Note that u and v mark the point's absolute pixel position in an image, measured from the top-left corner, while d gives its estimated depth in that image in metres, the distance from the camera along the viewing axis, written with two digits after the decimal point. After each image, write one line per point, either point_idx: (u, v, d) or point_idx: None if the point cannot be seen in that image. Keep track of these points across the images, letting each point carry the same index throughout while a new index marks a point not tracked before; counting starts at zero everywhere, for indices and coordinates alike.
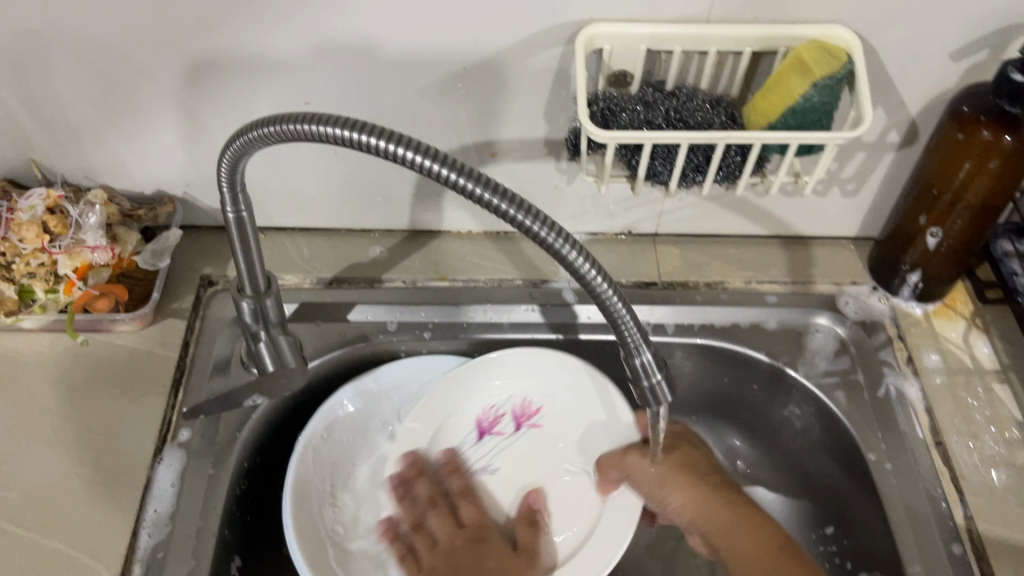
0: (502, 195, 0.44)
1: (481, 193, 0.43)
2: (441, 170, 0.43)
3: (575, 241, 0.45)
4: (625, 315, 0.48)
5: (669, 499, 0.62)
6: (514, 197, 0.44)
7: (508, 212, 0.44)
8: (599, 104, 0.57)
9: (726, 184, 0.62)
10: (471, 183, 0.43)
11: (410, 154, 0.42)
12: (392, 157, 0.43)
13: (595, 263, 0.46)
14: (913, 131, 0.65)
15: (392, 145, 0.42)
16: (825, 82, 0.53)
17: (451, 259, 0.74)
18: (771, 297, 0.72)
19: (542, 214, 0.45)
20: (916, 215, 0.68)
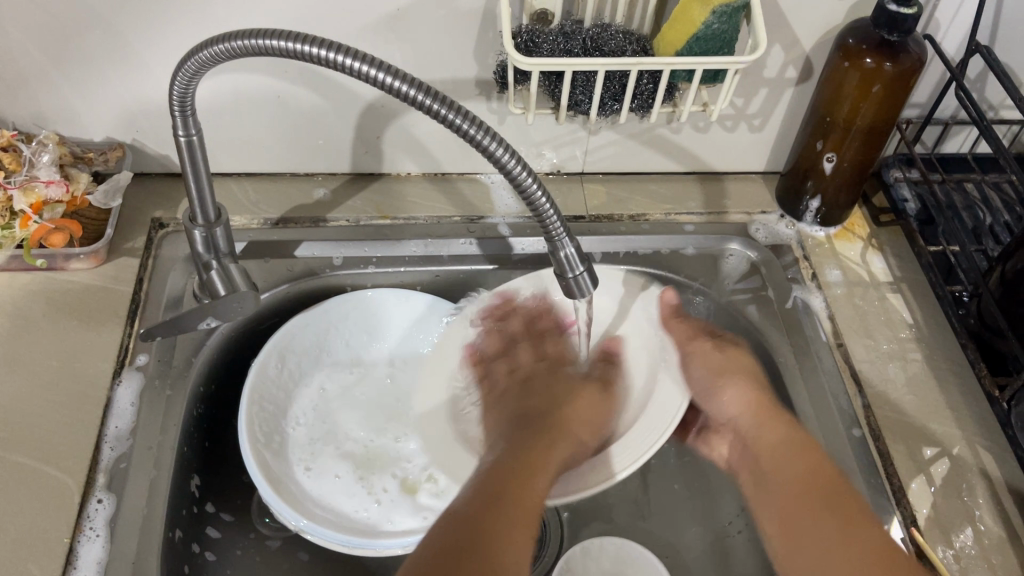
0: (433, 96, 0.49)
1: (413, 94, 0.49)
2: (376, 73, 0.48)
3: (502, 139, 0.51)
4: (549, 209, 0.53)
5: (725, 395, 0.67)
6: (443, 98, 0.50)
7: (439, 111, 0.50)
8: (521, 36, 0.63)
9: (643, 112, 0.68)
10: (403, 85, 0.49)
11: (348, 60, 0.48)
12: (332, 65, 0.49)
13: (521, 159, 0.51)
14: (808, 66, 0.73)
15: (330, 53, 0.48)
16: (723, 10, 0.60)
17: (392, 199, 0.78)
18: (688, 226, 0.79)
19: (468, 113, 0.50)
20: (814, 144, 0.74)
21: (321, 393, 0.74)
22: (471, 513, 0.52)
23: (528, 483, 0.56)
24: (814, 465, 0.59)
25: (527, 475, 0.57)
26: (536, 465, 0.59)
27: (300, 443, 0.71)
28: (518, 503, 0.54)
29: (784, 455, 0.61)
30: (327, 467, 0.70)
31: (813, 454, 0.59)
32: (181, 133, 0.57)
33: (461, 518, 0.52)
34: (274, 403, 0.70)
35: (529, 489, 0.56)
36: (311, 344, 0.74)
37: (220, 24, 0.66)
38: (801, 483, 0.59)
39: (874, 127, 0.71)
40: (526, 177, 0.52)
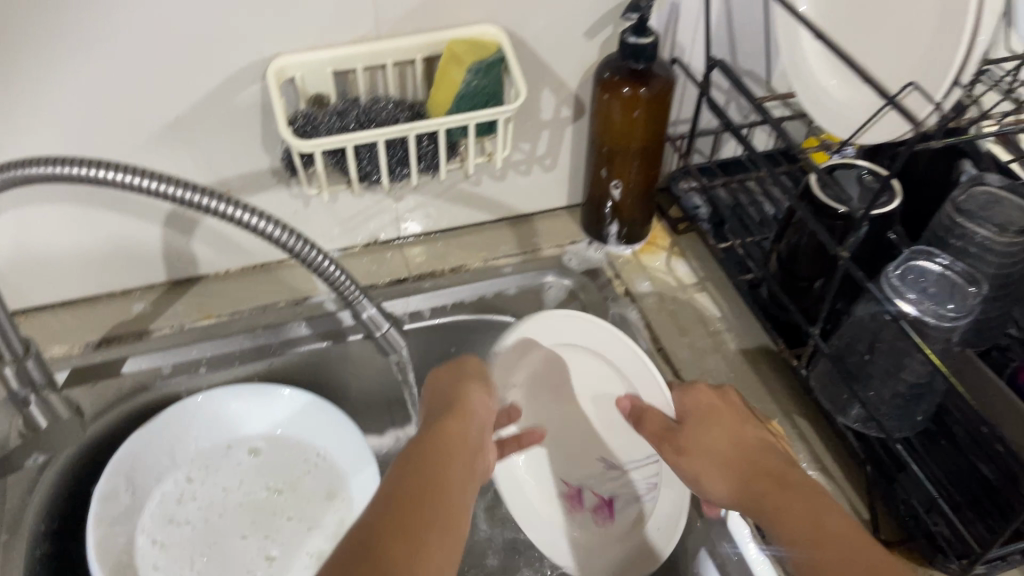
0: (204, 193, 0.55)
1: (186, 195, 0.54)
2: (146, 182, 0.53)
3: (277, 220, 0.59)
4: (337, 275, 0.63)
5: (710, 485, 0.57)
6: (216, 192, 0.56)
7: (216, 206, 0.56)
8: (299, 121, 0.66)
9: (432, 172, 0.72)
10: (174, 189, 0.54)
11: (117, 175, 0.52)
12: (103, 182, 0.52)
13: (300, 237, 0.60)
14: (579, 103, 0.80)
15: (98, 171, 0.51)
16: (476, 66, 0.66)
17: (214, 298, 0.79)
18: (505, 268, 0.83)
19: (243, 203, 0.57)
20: (600, 172, 0.81)
21: (178, 487, 0.75)
22: (398, 487, 0.50)
23: (456, 448, 0.55)
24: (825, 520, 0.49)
25: (446, 442, 0.55)
26: (447, 481, 0.52)
27: (168, 548, 0.71)
28: (432, 488, 0.50)
29: (808, 531, 0.49)
30: (210, 553, 0.72)
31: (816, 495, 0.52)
32: None
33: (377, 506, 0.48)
34: (147, 563, 0.70)
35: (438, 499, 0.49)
36: (148, 460, 0.72)
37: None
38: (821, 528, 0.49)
39: (645, 146, 0.78)
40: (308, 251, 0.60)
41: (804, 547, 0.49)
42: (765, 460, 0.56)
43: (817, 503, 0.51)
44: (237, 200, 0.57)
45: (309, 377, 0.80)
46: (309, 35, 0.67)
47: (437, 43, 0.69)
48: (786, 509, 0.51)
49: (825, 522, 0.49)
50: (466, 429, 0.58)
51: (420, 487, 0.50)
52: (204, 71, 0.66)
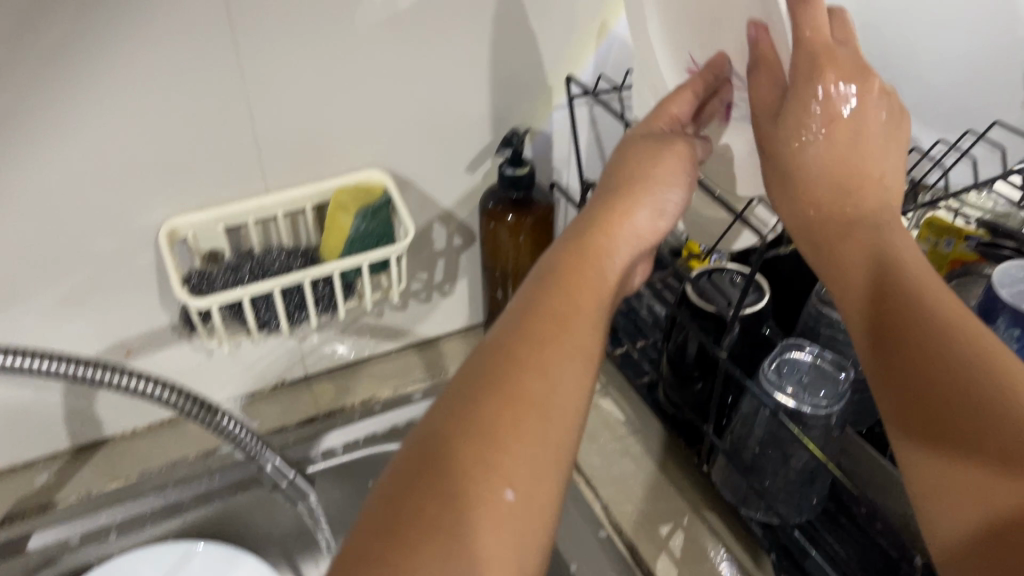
0: (92, 365, 0.56)
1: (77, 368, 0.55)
2: (33, 360, 0.53)
3: (157, 380, 0.61)
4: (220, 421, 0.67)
5: (794, 132, 0.47)
6: (101, 363, 0.57)
7: (103, 376, 0.57)
8: (194, 279, 0.68)
9: (332, 313, 0.74)
10: (63, 363, 0.54)
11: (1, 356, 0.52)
12: None
13: (183, 394, 0.63)
14: (469, 231, 0.84)
15: None
16: (364, 213, 0.70)
17: (122, 460, 0.78)
18: (416, 395, 0.85)
19: (125, 369, 0.59)
20: (496, 294, 0.85)
21: None
22: (500, 341, 0.43)
23: (560, 322, 0.44)
24: (942, 369, 0.38)
25: (554, 309, 0.45)
26: (555, 355, 0.43)
27: None
28: (523, 391, 0.41)
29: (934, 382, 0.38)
30: None
31: (968, 331, 0.38)
32: None
33: (474, 362, 0.42)
34: None
35: (552, 351, 0.43)
36: None
37: None
38: (949, 343, 0.38)
39: (532, 266, 0.83)
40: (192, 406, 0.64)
41: (920, 401, 0.38)
42: (861, 179, 0.46)
43: (951, 335, 0.38)
44: (121, 367, 0.58)
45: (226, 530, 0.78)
46: (200, 197, 0.70)
47: (323, 192, 0.73)
48: (892, 307, 0.41)
49: (954, 393, 0.37)
50: (587, 295, 0.46)
51: (532, 338, 0.43)
52: (98, 240, 0.67)
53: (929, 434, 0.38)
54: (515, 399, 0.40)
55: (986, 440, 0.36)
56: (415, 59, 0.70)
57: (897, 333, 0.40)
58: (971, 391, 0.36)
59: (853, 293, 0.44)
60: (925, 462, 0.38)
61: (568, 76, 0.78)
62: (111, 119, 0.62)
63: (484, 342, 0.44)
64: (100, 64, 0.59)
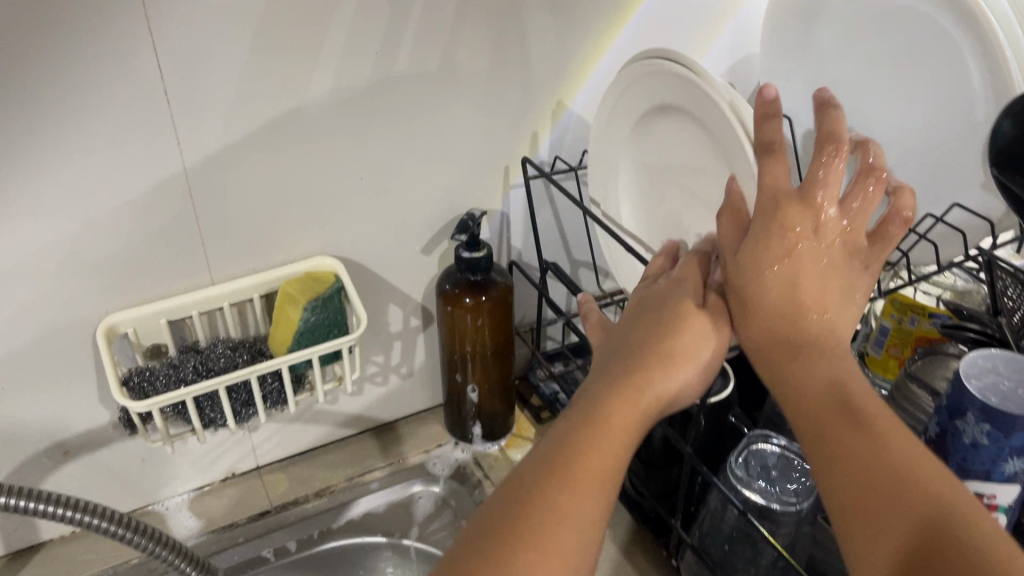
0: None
1: None
2: None
3: (73, 499, 0.57)
4: (148, 542, 0.62)
5: (764, 263, 0.51)
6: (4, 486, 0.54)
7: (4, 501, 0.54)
8: (133, 378, 0.64)
9: (283, 407, 0.71)
10: None
11: None
12: None
13: (105, 514, 0.59)
14: (426, 312, 0.82)
15: None
16: (313, 304, 0.66)
17: (59, 566, 0.73)
18: (373, 483, 0.81)
19: (32, 491, 0.55)
20: (456, 376, 0.82)
21: None
22: (547, 465, 0.42)
23: (602, 443, 0.43)
24: (871, 468, 0.41)
25: (603, 433, 0.44)
26: (592, 479, 0.42)
27: None
28: (553, 515, 0.40)
29: (867, 481, 0.40)
30: None
31: (898, 439, 0.41)
32: None
33: (516, 485, 0.41)
34: None
35: (594, 473, 0.42)
36: None
37: None
38: (878, 450, 0.41)
39: (493, 349, 0.80)
40: (116, 526, 0.59)
41: (858, 499, 0.40)
42: (814, 306, 0.50)
43: (884, 439, 0.42)
44: (27, 489, 0.55)
45: None
46: (140, 289, 0.66)
47: (272, 279, 0.70)
48: (834, 413, 0.44)
49: (880, 497, 0.39)
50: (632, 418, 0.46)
51: (575, 459, 0.42)
52: (30, 337, 0.64)
53: (849, 527, 0.40)
54: (535, 523, 0.39)
55: (887, 533, 0.38)
56: (367, 143, 0.69)
57: (829, 436, 0.43)
58: (903, 487, 0.39)
59: (802, 400, 0.46)
60: (850, 551, 0.40)
61: (523, 158, 0.77)
62: (45, 214, 0.59)
63: (514, 479, 0.42)
64: (31, 154, 0.56)
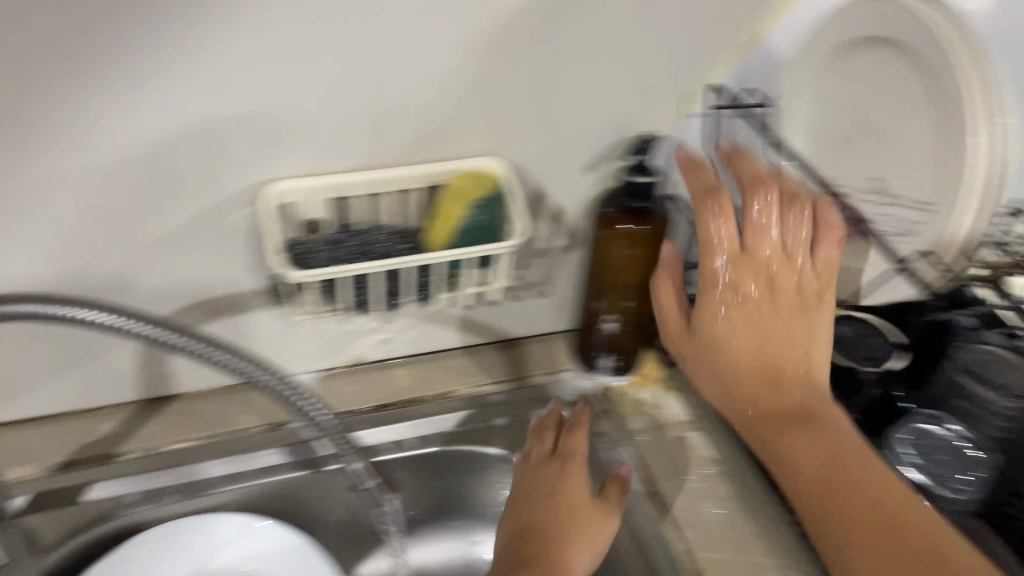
0: (157, 325, 0.55)
1: (142, 329, 0.55)
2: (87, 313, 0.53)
3: (227, 348, 0.59)
4: (299, 397, 0.64)
5: (715, 304, 0.60)
6: (169, 325, 0.56)
7: (168, 339, 0.56)
8: (293, 249, 0.64)
9: (424, 301, 0.70)
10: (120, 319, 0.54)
11: (68, 310, 0.52)
12: (57, 316, 0.52)
13: (254, 364, 0.60)
14: (577, 234, 0.79)
15: (51, 305, 0.52)
16: (482, 203, 0.66)
17: (187, 419, 0.75)
18: (493, 395, 0.81)
19: (188, 330, 0.57)
20: (595, 305, 0.79)
21: None
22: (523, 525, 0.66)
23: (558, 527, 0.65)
24: (887, 524, 0.52)
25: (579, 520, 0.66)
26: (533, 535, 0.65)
27: None
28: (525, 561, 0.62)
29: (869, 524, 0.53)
30: None
31: (908, 503, 0.53)
32: None
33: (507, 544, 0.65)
34: None
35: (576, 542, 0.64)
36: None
37: None
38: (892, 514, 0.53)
39: (639, 282, 0.77)
40: (263, 378, 0.61)
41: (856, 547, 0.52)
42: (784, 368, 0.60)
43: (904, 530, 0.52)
44: (188, 330, 0.57)
45: (286, 506, 0.76)
46: (304, 161, 0.65)
47: (436, 173, 0.69)
48: (836, 486, 0.55)
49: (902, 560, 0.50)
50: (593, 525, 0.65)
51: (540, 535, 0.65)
52: (197, 192, 0.64)
53: (850, 559, 0.53)
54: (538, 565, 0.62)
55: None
56: (559, 48, 0.65)
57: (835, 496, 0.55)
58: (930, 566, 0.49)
59: (799, 471, 0.57)
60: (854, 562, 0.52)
61: (710, 85, 0.71)
62: (237, 70, 0.58)
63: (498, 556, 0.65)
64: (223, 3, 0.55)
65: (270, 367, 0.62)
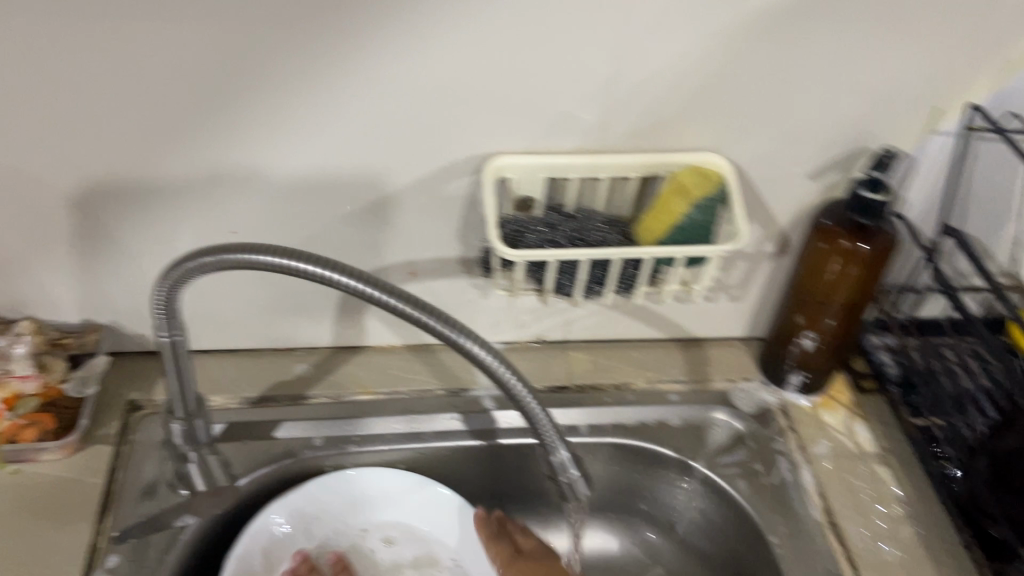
0: (395, 293, 0.52)
1: (381, 295, 0.52)
2: (335, 275, 0.50)
3: (462, 327, 0.54)
4: (522, 391, 0.57)
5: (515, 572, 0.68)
6: (405, 293, 0.53)
7: (402, 307, 0.52)
8: (508, 226, 0.64)
9: (626, 294, 0.68)
10: (364, 284, 0.51)
11: (310, 266, 0.50)
12: (300, 272, 0.50)
13: (486, 346, 0.55)
14: (785, 242, 0.75)
15: (294, 260, 0.50)
16: (704, 203, 0.62)
17: (373, 373, 0.77)
18: (672, 395, 0.78)
19: (427, 305, 0.53)
20: (795, 317, 0.76)
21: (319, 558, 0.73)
22: None
23: None
24: None
25: None
26: None
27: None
28: None
29: None
30: None
31: None
32: (166, 334, 0.56)
33: None
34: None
35: None
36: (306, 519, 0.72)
37: (201, 205, 0.65)
38: None
39: (846, 299, 0.73)
40: (499, 367, 0.56)
41: None
42: None
43: None
44: (424, 302, 0.53)
45: (456, 471, 0.77)
46: (528, 138, 0.64)
47: (659, 163, 0.66)
48: None
49: None
50: None
51: None
52: (421, 156, 0.64)
53: None
54: None
55: None
56: (815, 49, 0.61)
57: None
58: None
59: None
60: None
61: (970, 104, 0.66)
62: (481, 42, 0.57)
63: None
64: None
65: (507, 360, 0.57)
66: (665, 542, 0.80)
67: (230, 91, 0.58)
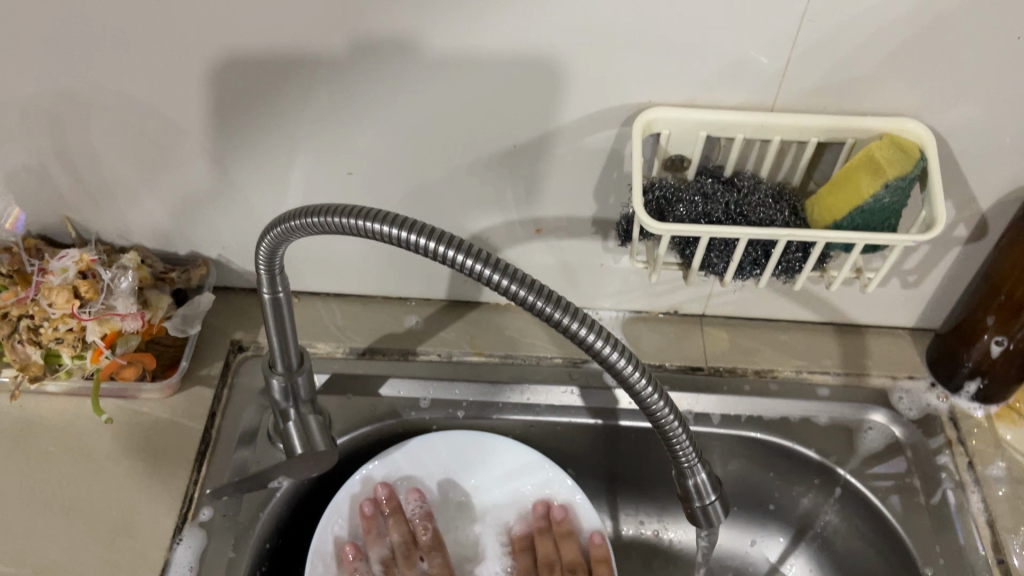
0: (531, 287, 0.45)
1: (514, 288, 0.45)
2: (465, 260, 0.43)
3: (603, 330, 0.47)
4: (662, 406, 0.50)
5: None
6: (542, 287, 0.45)
7: (535, 303, 0.45)
8: (654, 193, 0.55)
9: (786, 278, 0.59)
10: (497, 273, 0.44)
11: (434, 245, 0.43)
12: (424, 250, 0.44)
13: (627, 354, 0.47)
14: (983, 227, 0.63)
15: (415, 236, 0.43)
16: (898, 184, 0.51)
17: (489, 332, 0.71)
18: (822, 389, 0.69)
19: (564, 302, 0.46)
20: (984, 317, 0.63)
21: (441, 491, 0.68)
22: None
23: None
24: None
25: None
26: None
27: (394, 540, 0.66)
28: None
29: None
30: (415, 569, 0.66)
31: None
32: (271, 290, 0.51)
33: None
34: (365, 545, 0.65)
35: None
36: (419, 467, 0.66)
37: (314, 142, 0.59)
38: None
39: None
40: (637, 376, 0.48)
41: None
42: None
43: None
44: (563, 299, 0.46)
45: (570, 447, 0.70)
46: (688, 89, 0.54)
47: (844, 127, 0.55)
48: None
49: None
50: None
51: None
52: (561, 104, 0.56)
53: None
54: None
55: None
56: None
57: None
58: None
59: None
60: None
61: None
62: None
63: None
64: None
65: (647, 370, 0.49)
66: (796, 546, 0.72)
67: (349, 19, 0.50)
